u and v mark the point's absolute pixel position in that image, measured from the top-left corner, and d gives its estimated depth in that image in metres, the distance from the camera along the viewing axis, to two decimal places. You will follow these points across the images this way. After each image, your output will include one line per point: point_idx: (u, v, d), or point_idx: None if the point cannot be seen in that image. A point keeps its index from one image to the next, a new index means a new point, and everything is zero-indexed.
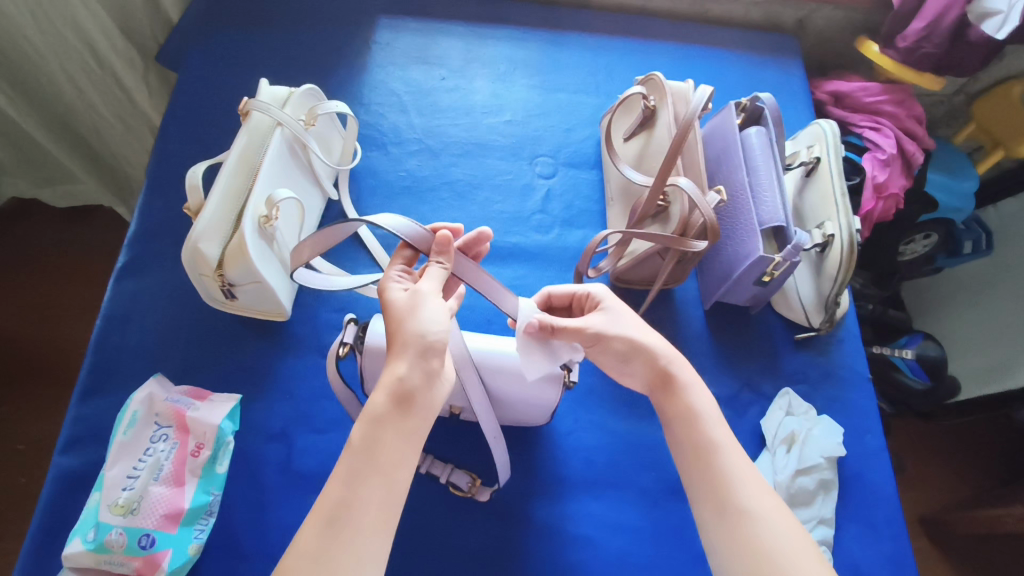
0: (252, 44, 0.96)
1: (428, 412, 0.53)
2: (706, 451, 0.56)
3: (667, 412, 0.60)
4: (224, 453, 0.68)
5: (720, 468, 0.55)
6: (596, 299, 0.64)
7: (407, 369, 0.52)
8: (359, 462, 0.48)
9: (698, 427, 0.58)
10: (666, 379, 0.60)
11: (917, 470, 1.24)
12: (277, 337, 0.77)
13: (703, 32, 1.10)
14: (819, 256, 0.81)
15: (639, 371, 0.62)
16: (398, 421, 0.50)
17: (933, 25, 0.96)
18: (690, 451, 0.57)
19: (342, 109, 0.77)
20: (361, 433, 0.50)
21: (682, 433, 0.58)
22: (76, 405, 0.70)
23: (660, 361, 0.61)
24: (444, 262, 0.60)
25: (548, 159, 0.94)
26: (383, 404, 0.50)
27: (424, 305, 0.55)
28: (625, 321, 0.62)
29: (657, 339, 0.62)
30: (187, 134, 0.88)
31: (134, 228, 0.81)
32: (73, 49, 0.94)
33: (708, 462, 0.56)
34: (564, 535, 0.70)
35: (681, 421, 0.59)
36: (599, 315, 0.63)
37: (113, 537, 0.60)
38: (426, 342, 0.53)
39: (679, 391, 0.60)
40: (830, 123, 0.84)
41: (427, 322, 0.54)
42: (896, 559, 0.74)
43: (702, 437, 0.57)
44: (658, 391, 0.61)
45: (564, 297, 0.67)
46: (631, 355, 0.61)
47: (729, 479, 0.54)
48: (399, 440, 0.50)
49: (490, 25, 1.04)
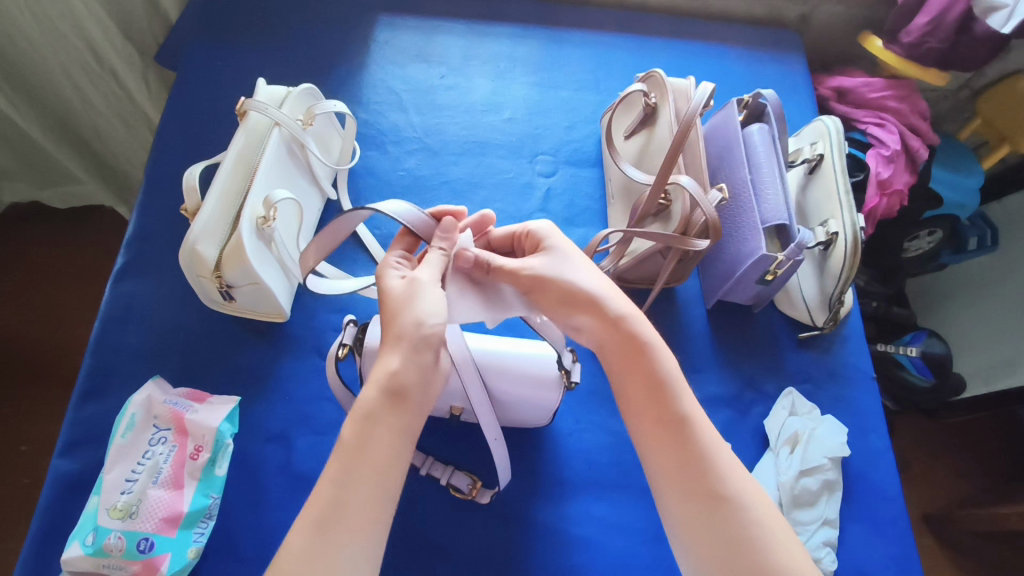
0: (250, 43, 0.96)
1: (421, 406, 0.52)
2: (677, 425, 0.51)
3: (625, 372, 0.55)
4: (224, 455, 0.68)
5: (696, 444, 0.50)
6: (537, 235, 0.62)
7: (400, 362, 0.51)
8: (348, 463, 0.47)
9: (671, 397, 0.53)
10: (628, 339, 0.55)
11: (922, 468, 1.23)
12: (276, 339, 0.77)
13: (705, 28, 1.09)
14: (822, 254, 0.80)
15: (585, 326, 0.58)
16: (390, 415, 0.50)
17: (937, 20, 0.95)
18: (656, 422, 0.52)
19: (340, 108, 0.76)
20: (354, 431, 0.49)
21: (647, 402, 0.53)
22: (75, 408, 0.70)
23: (611, 315, 0.56)
24: (444, 246, 0.59)
25: (548, 157, 0.94)
26: (376, 398, 0.50)
27: (421, 295, 0.55)
28: (570, 265, 0.59)
29: (604, 287, 0.58)
30: (185, 135, 0.87)
31: (132, 229, 0.81)
32: (73, 47, 0.93)
33: (680, 437, 0.51)
34: (566, 537, 0.69)
35: (646, 387, 0.53)
36: (540, 258, 0.60)
37: (112, 541, 0.60)
38: (422, 333, 0.53)
39: (639, 353, 0.55)
40: (833, 119, 0.83)
41: (425, 312, 0.54)
42: (900, 560, 0.73)
43: (673, 408, 0.52)
44: (611, 351, 0.56)
45: (503, 238, 0.66)
46: (577, 304, 0.58)
47: (707, 461, 0.50)
48: (390, 435, 0.49)
49: (489, 22, 1.03)
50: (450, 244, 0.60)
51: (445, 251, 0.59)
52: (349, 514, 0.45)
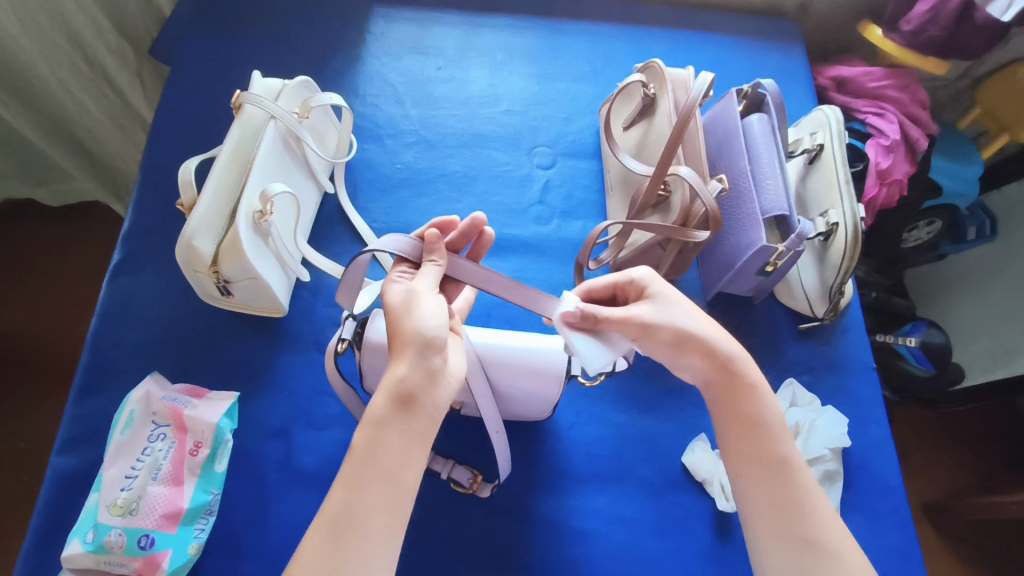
0: (244, 35, 0.95)
1: (434, 411, 0.51)
2: (777, 465, 0.54)
3: (727, 411, 0.56)
4: (223, 451, 0.68)
5: (795, 486, 0.53)
6: (642, 283, 0.59)
7: (407, 368, 0.50)
8: (361, 468, 0.47)
9: (771, 437, 0.55)
10: (735, 379, 0.56)
11: (921, 458, 1.24)
12: (274, 334, 0.77)
13: (704, 18, 1.08)
14: (821, 245, 0.80)
15: (691, 365, 0.58)
16: (400, 422, 0.49)
17: (937, 8, 0.95)
18: (753, 462, 0.54)
19: (336, 101, 0.76)
20: (365, 437, 0.48)
21: (747, 441, 0.55)
22: (73, 405, 0.70)
23: (720, 357, 0.57)
24: (436, 260, 0.60)
25: (546, 150, 0.93)
26: (385, 406, 0.49)
27: (419, 304, 0.54)
28: (681, 312, 0.58)
29: (712, 329, 0.58)
30: (180, 129, 0.87)
31: (128, 225, 0.80)
32: (61, 51, 0.92)
33: (779, 478, 0.53)
34: (567, 529, 0.69)
35: (747, 429, 0.55)
36: (645, 304, 0.58)
37: (112, 538, 0.60)
38: (425, 339, 0.51)
39: (747, 394, 0.56)
40: (833, 109, 0.82)
41: (423, 319, 0.52)
42: (902, 550, 0.73)
43: (776, 449, 0.54)
44: (715, 388, 0.57)
45: (602, 289, 0.62)
46: (685, 346, 0.57)
47: (803, 499, 0.52)
48: (403, 443, 0.49)
49: (486, 13, 1.02)
50: (441, 256, 0.61)
51: (438, 263, 0.60)
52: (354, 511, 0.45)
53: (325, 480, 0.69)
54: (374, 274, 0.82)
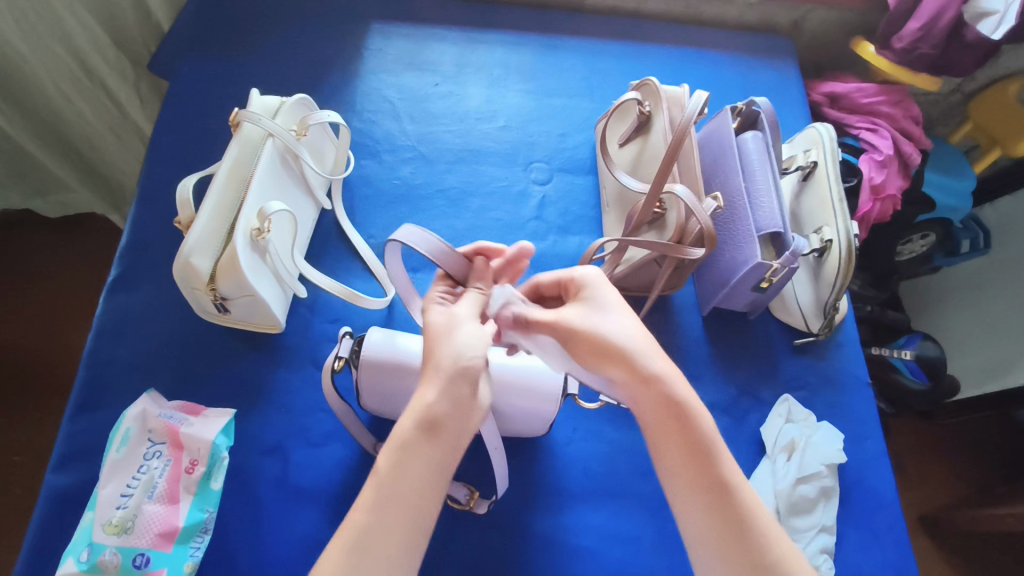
0: (242, 52, 0.95)
1: (458, 437, 0.50)
2: (718, 491, 0.48)
3: (664, 434, 0.50)
4: (219, 469, 0.66)
5: (737, 511, 0.47)
6: (583, 282, 0.58)
7: (436, 396, 0.50)
8: (390, 493, 0.46)
9: (708, 461, 0.49)
10: (663, 397, 0.51)
11: (916, 470, 1.24)
12: (271, 350, 0.77)
13: (698, 35, 1.09)
14: (816, 261, 0.81)
15: (616, 378, 0.53)
16: (425, 447, 0.48)
17: (929, 25, 0.95)
18: (693, 488, 0.49)
19: (334, 118, 0.76)
20: (390, 462, 0.47)
21: (684, 466, 0.49)
22: (68, 422, 0.70)
23: (644, 371, 0.52)
24: (481, 286, 0.62)
25: (543, 165, 0.94)
26: (410, 430, 0.49)
27: (460, 330, 0.55)
28: (609, 317, 0.54)
29: (638, 340, 0.53)
30: (178, 145, 0.87)
31: (125, 241, 0.80)
32: (62, 62, 0.93)
33: (718, 504, 0.48)
34: (564, 547, 0.69)
35: (684, 453, 0.49)
36: (576, 308, 0.56)
37: (106, 557, 0.59)
38: (460, 366, 0.52)
39: (676, 414, 0.50)
40: (826, 126, 0.83)
41: (460, 346, 0.53)
42: (897, 567, 0.73)
43: (715, 472, 0.48)
44: (646, 408, 0.51)
45: (551, 285, 0.62)
46: (606, 356, 0.53)
47: (747, 524, 0.47)
48: (429, 468, 0.48)
49: (483, 29, 1.03)
50: (486, 284, 0.63)
51: (482, 290, 0.62)
52: (370, 541, 0.44)
53: (320, 497, 0.69)
54: (371, 290, 0.82)
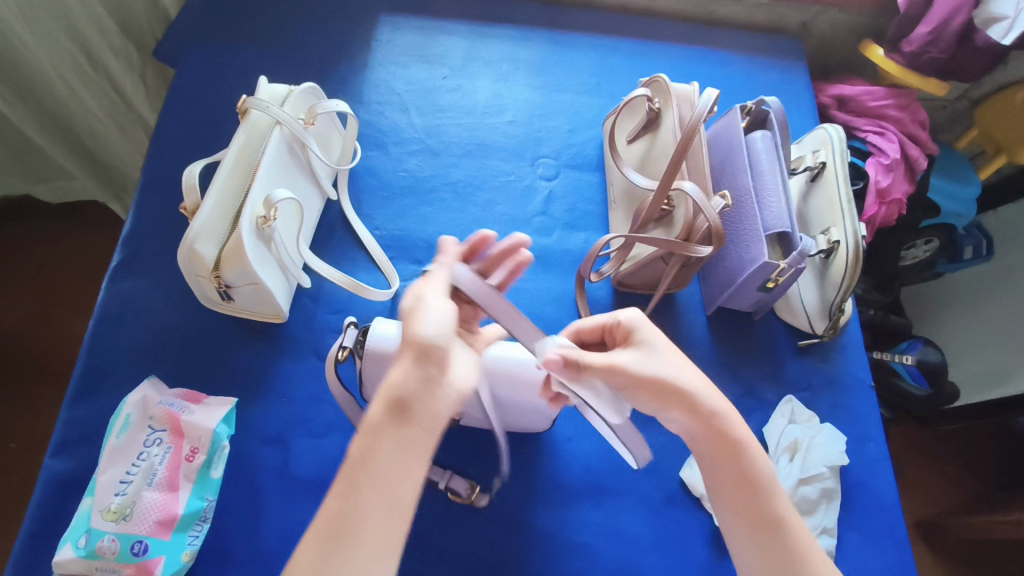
0: (249, 40, 0.95)
1: (430, 420, 0.47)
2: (771, 524, 0.52)
3: (721, 470, 0.54)
4: (220, 458, 0.67)
5: (793, 547, 0.51)
6: (629, 326, 0.58)
7: (403, 374, 0.48)
8: (353, 477, 0.45)
9: (762, 494, 0.53)
10: (721, 439, 0.54)
11: (916, 476, 1.24)
12: (275, 340, 0.76)
13: (709, 34, 1.09)
14: (823, 263, 0.81)
15: (676, 419, 0.55)
16: (392, 431, 0.46)
17: (939, 29, 0.95)
18: (749, 524, 0.52)
19: (342, 108, 0.76)
20: (358, 446, 0.46)
21: (739, 500, 0.53)
22: (68, 407, 0.69)
23: (703, 412, 0.54)
24: (445, 262, 0.58)
25: (550, 161, 0.93)
26: (379, 413, 0.47)
27: (426, 309, 0.51)
28: (663, 360, 0.56)
29: (696, 380, 0.55)
30: (183, 132, 0.86)
31: (129, 226, 0.80)
32: (65, 49, 0.92)
33: (775, 538, 0.52)
34: (565, 543, 0.69)
35: (739, 488, 0.53)
36: (631, 351, 0.57)
37: (104, 543, 0.58)
38: (423, 345, 0.48)
39: (734, 453, 0.54)
40: (836, 127, 0.83)
41: (426, 323, 0.50)
42: (897, 570, 0.73)
43: (768, 507, 0.53)
44: (704, 446, 0.55)
45: (593, 331, 0.62)
46: (668, 399, 0.55)
47: (801, 558, 0.51)
48: (397, 451, 0.46)
49: (493, 23, 1.03)
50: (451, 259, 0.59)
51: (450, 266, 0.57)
52: (348, 530, 0.43)
53: (321, 488, 0.69)
54: (376, 282, 0.81)
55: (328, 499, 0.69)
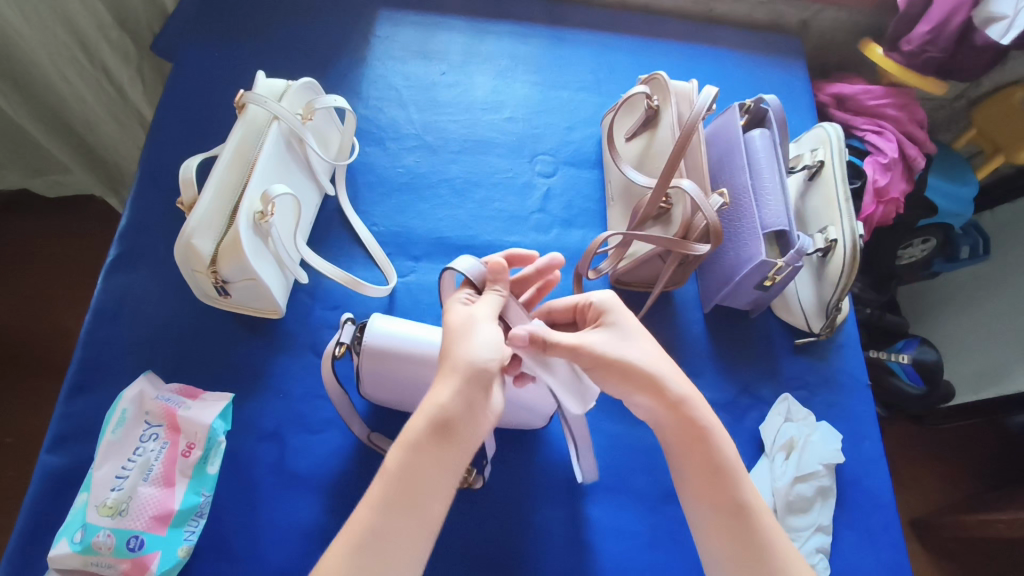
0: (247, 34, 0.94)
1: (470, 441, 0.50)
2: (735, 512, 0.52)
3: (684, 455, 0.54)
4: (216, 453, 0.67)
5: (755, 534, 0.51)
6: (601, 308, 0.59)
7: (450, 395, 0.50)
8: (395, 493, 0.46)
9: (728, 483, 0.52)
10: (686, 424, 0.54)
11: (911, 474, 1.24)
12: (271, 335, 0.76)
13: (709, 32, 1.09)
14: (820, 261, 0.81)
15: (642, 403, 0.55)
16: (435, 450, 0.48)
17: (938, 28, 0.95)
18: (715, 512, 0.52)
19: (339, 103, 0.75)
20: (399, 461, 0.47)
21: (703, 487, 0.53)
22: (64, 402, 0.69)
23: (670, 397, 0.54)
24: (501, 290, 0.59)
25: (548, 158, 0.93)
26: (423, 430, 0.48)
27: (476, 331, 0.53)
28: (633, 343, 0.56)
29: (665, 364, 0.55)
30: (181, 126, 0.86)
31: (126, 221, 0.79)
32: (62, 42, 0.91)
33: (739, 527, 0.51)
34: (561, 540, 0.69)
35: (704, 475, 0.53)
36: (600, 332, 0.57)
37: (100, 539, 0.58)
38: (474, 368, 0.51)
39: (697, 439, 0.53)
40: (834, 126, 0.83)
41: (478, 347, 0.52)
42: (892, 568, 0.73)
43: (733, 495, 0.52)
44: (669, 431, 0.54)
45: (565, 310, 0.62)
46: (636, 383, 0.55)
47: (763, 547, 0.50)
48: (438, 469, 0.48)
49: (492, 19, 1.03)
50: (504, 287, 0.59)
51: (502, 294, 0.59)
52: (384, 544, 0.45)
53: (318, 484, 0.69)
54: (374, 278, 0.81)
55: (324, 495, 0.69)
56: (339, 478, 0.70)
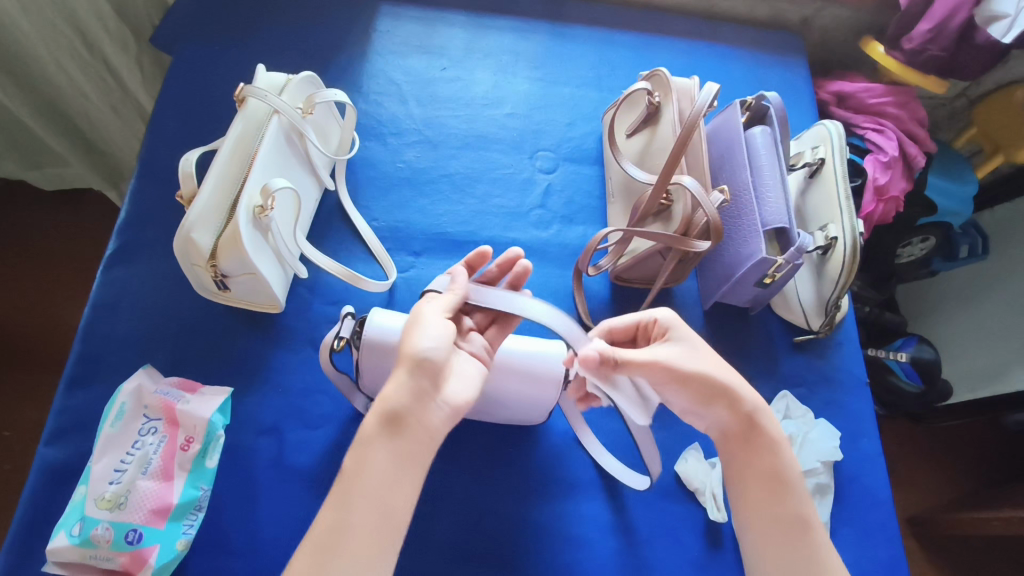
0: (247, 27, 0.94)
1: (424, 431, 0.50)
2: (797, 524, 0.53)
3: (748, 464, 0.56)
4: (215, 447, 0.66)
5: (815, 547, 0.52)
6: (665, 325, 0.59)
7: (396, 388, 0.50)
8: (352, 489, 0.47)
9: (792, 496, 0.54)
10: (757, 435, 0.56)
11: (908, 472, 1.25)
12: (270, 330, 0.76)
13: (710, 29, 1.09)
14: (820, 259, 0.81)
15: (715, 415, 0.57)
16: (388, 442, 0.49)
17: (939, 27, 0.95)
18: (774, 520, 0.54)
19: (340, 98, 0.75)
20: (352, 457, 0.48)
21: (765, 496, 0.54)
22: (62, 396, 0.69)
23: (746, 408, 0.56)
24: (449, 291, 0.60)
25: (548, 154, 0.93)
26: (375, 424, 0.49)
27: (423, 325, 0.54)
28: (701, 357, 0.57)
29: (736, 378, 0.57)
30: (180, 119, 0.86)
31: (125, 214, 0.79)
32: (60, 33, 0.91)
33: (798, 538, 0.53)
34: (560, 536, 0.69)
35: (767, 488, 0.55)
36: (669, 348, 0.57)
37: (99, 532, 0.59)
38: (416, 359, 0.51)
39: (770, 451, 0.56)
40: (835, 124, 0.83)
41: (420, 338, 0.53)
42: (889, 565, 0.74)
43: (796, 509, 0.54)
44: (736, 443, 0.57)
45: (625, 328, 0.61)
46: (711, 395, 0.56)
47: (821, 560, 0.52)
48: (390, 462, 0.48)
49: (493, 14, 1.02)
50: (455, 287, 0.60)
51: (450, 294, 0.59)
52: (343, 539, 0.45)
53: (317, 478, 0.69)
54: (374, 273, 0.81)
55: (323, 490, 0.69)
56: (338, 473, 0.70)
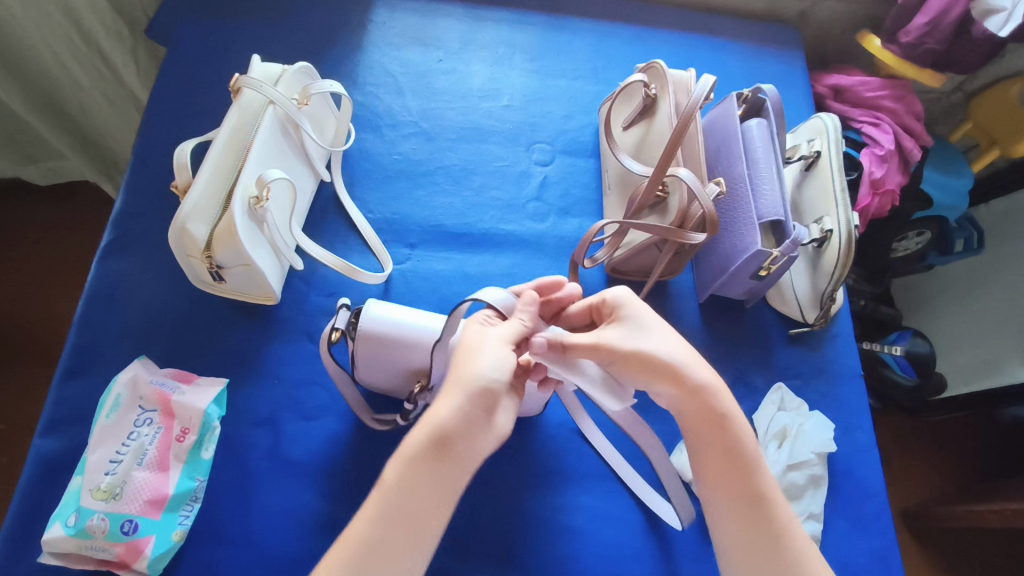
0: (242, 19, 0.93)
1: (463, 457, 0.50)
2: (754, 501, 0.53)
3: (702, 440, 0.55)
4: (211, 438, 0.67)
5: (773, 523, 0.52)
6: (614, 304, 0.60)
7: (452, 411, 0.50)
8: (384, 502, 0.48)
9: (749, 473, 0.54)
10: (706, 411, 0.55)
11: (902, 463, 1.26)
12: (266, 321, 0.76)
13: (707, 21, 1.08)
14: (815, 252, 0.81)
15: (664, 393, 0.57)
16: (437, 468, 0.49)
17: (936, 20, 0.95)
18: (733, 499, 0.53)
19: (336, 88, 0.75)
20: (399, 474, 0.49)
21: (724, 475, 0.54)
22: (58, 387, 0.69)
23: (691, 385, 0.55)
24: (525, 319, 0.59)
25: (545, 146, 0.93)
26: (421, 444, 0.49)
27: (485, 350, 0.55)
28: (650, 336, 0.57)
29: (685, 354, 0.57)
30: (176, 109, 0.86)
31: (121, 205, 0.79)
32: (56, 23, 0.90)
33: (756, 516, 0.53)
34: (557, 527, 0.70)
35: (724, 465, 0.54)
36: (615, 328, 0.59)
37: (95, 522, 0.58)
38: (481, 385, 0.52)
39: (718, 428, 0.55)
40: (831, 116, 0.83)
41: (485, 366, 0.53)
42: (881, 555, 0.74)
43: (753, 486, 0.53)
44: (689, 419, 0.56)
45: (582, 312, 0.64)
46: (654, 372, 0.56)
47: (780, 534, 0.52)
48: (436, 488, 0.49)
49: (489, 6, 1.02)
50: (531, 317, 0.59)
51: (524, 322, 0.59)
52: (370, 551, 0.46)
53: (313, 470, 0.69)
54: (369, 265, 0.81)
55: (320, 481, 0.69)
56: (333, 465, 0.70)
